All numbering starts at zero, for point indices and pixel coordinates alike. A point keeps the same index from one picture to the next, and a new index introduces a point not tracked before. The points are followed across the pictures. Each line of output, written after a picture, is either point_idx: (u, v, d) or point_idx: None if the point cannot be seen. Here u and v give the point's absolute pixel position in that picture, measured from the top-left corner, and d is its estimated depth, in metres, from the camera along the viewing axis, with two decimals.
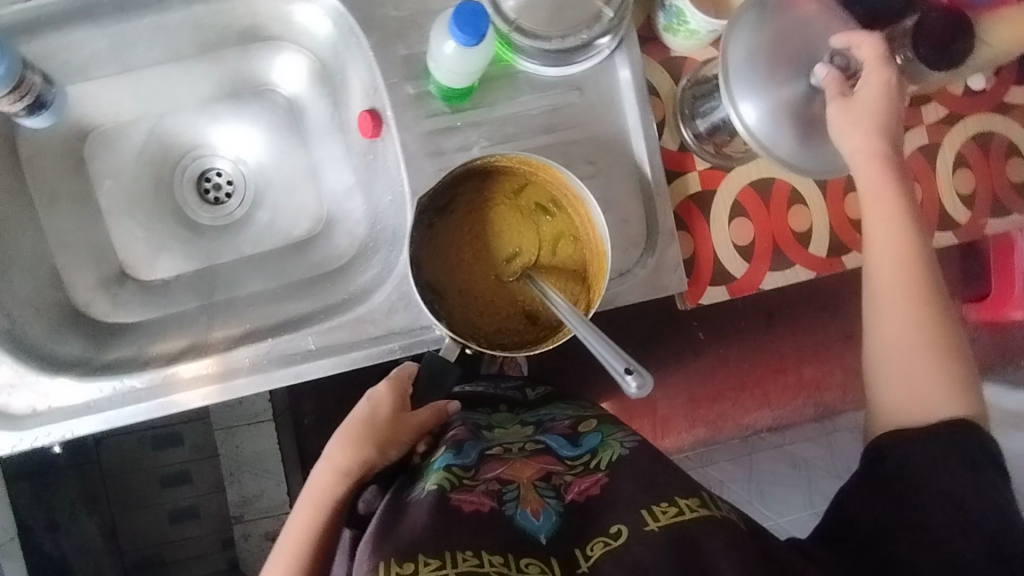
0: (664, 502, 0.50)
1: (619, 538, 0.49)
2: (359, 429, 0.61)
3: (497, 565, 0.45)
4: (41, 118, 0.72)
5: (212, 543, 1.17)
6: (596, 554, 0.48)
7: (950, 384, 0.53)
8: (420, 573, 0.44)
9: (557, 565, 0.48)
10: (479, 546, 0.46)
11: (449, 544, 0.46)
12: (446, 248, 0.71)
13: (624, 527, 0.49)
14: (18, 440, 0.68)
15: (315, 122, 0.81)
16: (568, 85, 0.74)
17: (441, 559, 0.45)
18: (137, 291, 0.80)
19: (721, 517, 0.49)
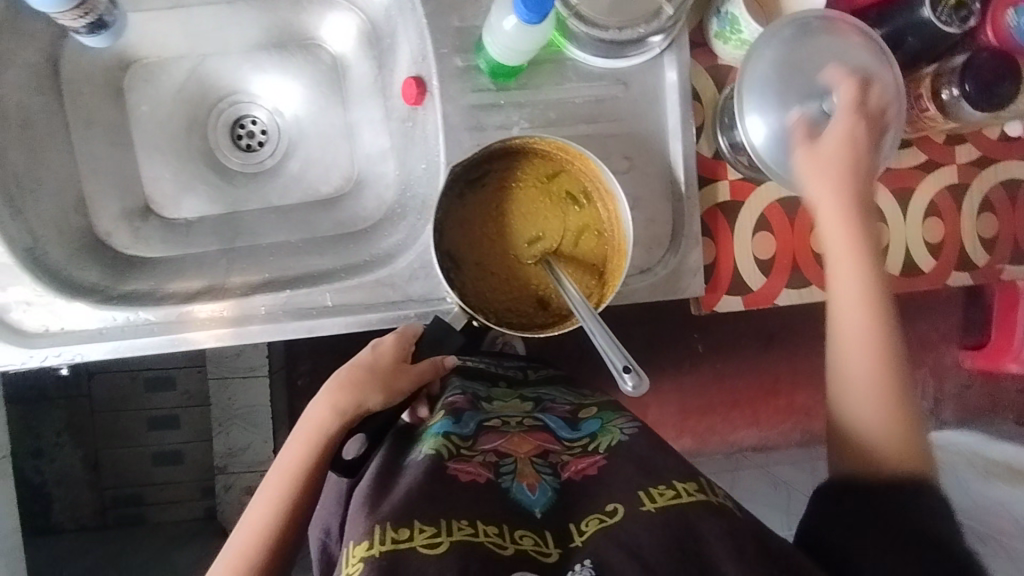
0: (662, 485, 0.50)
1: (614, 516, 0.49)
2: (358, 374, 0.60)
3: (492, 536, 0.46)
4: (101, 39, 0.71)
5: (192, 490, 1.20)
6: (589, 530, 0.49)
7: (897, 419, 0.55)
8: (416, 539, 0.45)
9: (551, 538, 0.48)
10: (474, 517, 0.47)
11: (445, 513, 0.47)
12: (468, 218, 0.69)
13: (620, 506, 0.49)
14: (27, 357, 0.67)
15: (357, 83, 0.81)
16: (614, 79, 0.74)
17: (437, 527, 0.46)
18: (159, 227, 0.80)
19: (717, 503, 0.49)
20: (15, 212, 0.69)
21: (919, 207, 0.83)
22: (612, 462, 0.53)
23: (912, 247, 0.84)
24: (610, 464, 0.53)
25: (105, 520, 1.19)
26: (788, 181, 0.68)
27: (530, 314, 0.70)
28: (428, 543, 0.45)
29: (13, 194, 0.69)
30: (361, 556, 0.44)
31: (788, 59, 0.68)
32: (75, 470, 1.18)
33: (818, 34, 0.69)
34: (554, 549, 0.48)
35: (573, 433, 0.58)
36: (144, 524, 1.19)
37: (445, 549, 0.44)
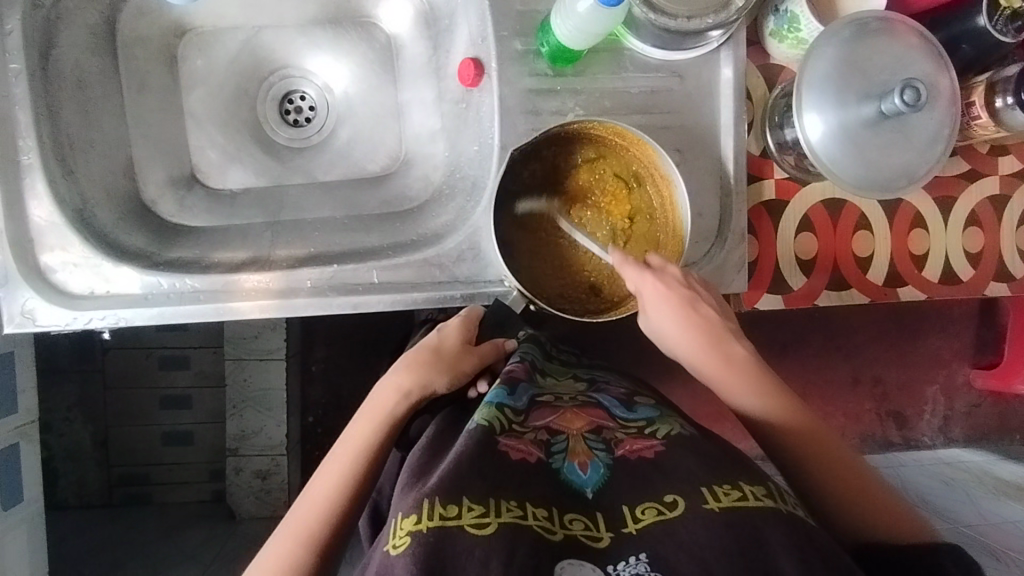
0: (727, 485, 0.48)
1: (673, 508, 0.47)
2: (424, 357, 0.61)
3: (541, 519, 0.46)
4: None
5: (202, 471, 1.19)
6: (645, 519, 0.47)
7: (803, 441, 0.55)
8: (465, 518, 0.44)
9: (602, 522, 0.48)
10: (523, 499, 0.47)
11: (493, 493, 0.46)
12: (525, 204, 0.71)
13: (681, 500, 0.47)
14: (72, 319, 0.66)
15: (409, 63, 0.82)
16: (670, 71, 0.74)
17: (485, 507, 0.45)
18: (204, 197, 0.80)
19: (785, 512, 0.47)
20: (66, 171, 0.68)
21: (960, 215, 0.84)
22: (670, 449, 0.53)
23: (951, 255, 0.84)
24: (667, 450, 0.53)
25: (113, 498, 1.17)
26: (845, 179, 0.69)
27: (583, 299, 0.70)
28: (476, 523, 0.44)
29: (65, 154, 0.69)
30: (408, 529, 0.43)
31: (849, 58, 0.68)
32: (87, 445, 1.17)
33: (876, 34, 0.69)
34: (605, 533, 0.47)
35: (627, 413, 0.60)
36: (153, 503, 1.18)
37: (493, 530, 0.43)
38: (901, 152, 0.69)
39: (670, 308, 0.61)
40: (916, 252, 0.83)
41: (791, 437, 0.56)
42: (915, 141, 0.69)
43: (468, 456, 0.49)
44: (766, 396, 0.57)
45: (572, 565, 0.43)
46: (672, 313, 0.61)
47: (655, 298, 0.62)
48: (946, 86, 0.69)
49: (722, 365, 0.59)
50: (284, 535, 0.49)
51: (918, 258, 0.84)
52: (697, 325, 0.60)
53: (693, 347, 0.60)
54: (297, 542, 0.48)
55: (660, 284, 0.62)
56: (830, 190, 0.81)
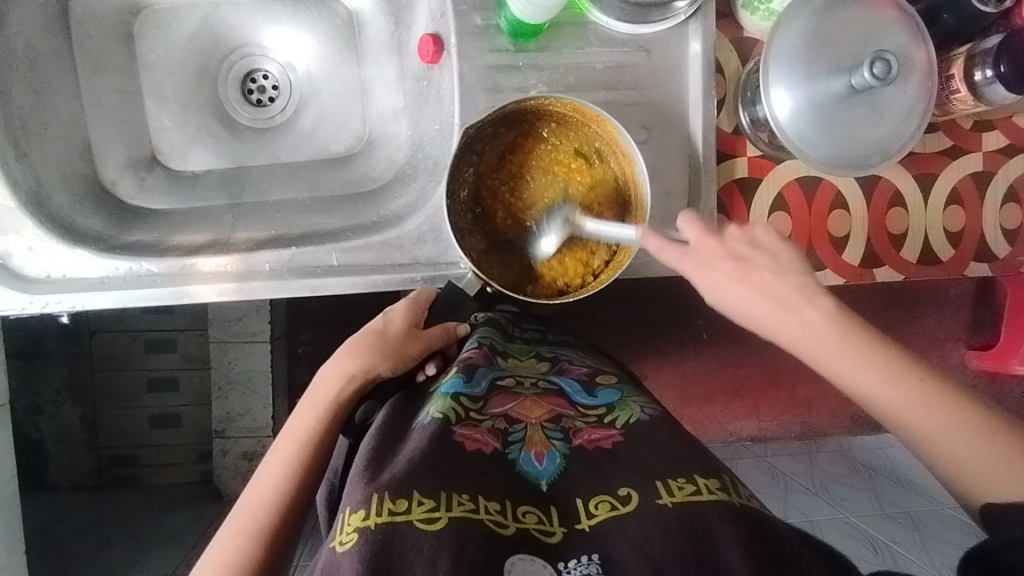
0: (681, 478, 0.47)
1: (627, 503, 0.45)
2: (367, 340, 0.60)
3: (493, 513, 0.43)
4: None
5: (188, 454, 1.20)
6: (598, 515, 0.45)
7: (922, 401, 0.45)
8: (414, 513, 0.41)
9: (555, 516, 0.45)
10: (476, 492, 0.44)
11: (445, 486, 0.44)
12: (481, 187, 0.70)
13: (634, 493, 0.46)
14: (28, 303, 0.66)
15: (373, 39, 0.79)
16: (636, 45, 0.72)
17: (436, 501, 0.42)
18: (165, 178, 0.79)
19: (739, 504, 0.46)
20: (19, 153, 0.67)
21: (941, 193, 0.82)
22: (627, 439, 0.51)
23: (930, 234, 0.82)
24: (625, 441, 0.51)
25: (100, 480, 1.18)
26: (814, 157, 0.66)
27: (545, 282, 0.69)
28: (425, 517, 0.41)
29: (17, 136, 0.68)
30: (355, 525, 0.41)
31: (819, 30, 0.66)
32: (71, 428, 1.18)
33: (848, 5, 0.67)
34: (558, 527, 0.44)
35: (588, 399, 0.57)
36: (139, 486, 1.19)
37: (443, 524, 0.41)
38: (873, 127, 0.66)
39: (732, 274, 0.49)
40: (894, 232, 0.81)
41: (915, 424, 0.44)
42: (888, 116, 0.67)
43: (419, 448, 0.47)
44: (870, 368, 0.46)
45: (523, 561, 0.40)
46: (736, 285, 0.49)
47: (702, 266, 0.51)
48: (922, 59, 0.67)
49: (827, 345, 0.46)
50: (232, 531, 0.47)
51: (895, 238, 0.81)
52: (761, 283, 0.49)
53: (772, 321, 0.48)
54: (245, 536, 0.46)
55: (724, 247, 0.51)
56: (803, 168, 0.78)
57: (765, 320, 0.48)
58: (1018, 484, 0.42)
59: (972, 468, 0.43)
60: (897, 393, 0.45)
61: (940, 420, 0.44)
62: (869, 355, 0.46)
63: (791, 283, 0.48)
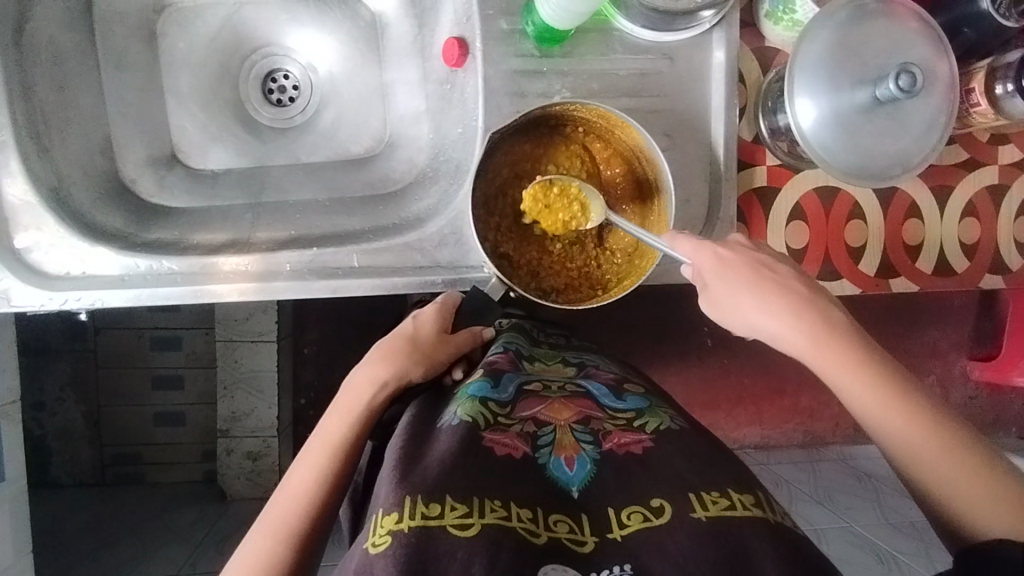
0: (716, 492, 0.45)
1: (659, 514, 0.44)
2: (400, 345, 0.60)
3: (525, 521, 0.42)
4: None
5: (193, 453, 1.19)
6: (631, 525, 0.44)
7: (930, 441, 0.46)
8: (447, 518, 0.41)
9: (587, 525, 0.44)
10: (508, 498, 0.43)
11: (477, 493, 0.43)
12: (505, 182, 0.69)
13: (667, 505, 0.44)
14: (47, 300, 0.65)
15: (395, 42, 0.80)
16: (660, 53, 0.72)
17: (469, 506, 0.42)
18: (185, 176, 0.79)
19: (774, 521, 0.44)
20: (40, 148, 0.67)
21: (957, 205, 0.82)
22: (659, 445, 0.50)
23: (946, 245, 0.82)
24: (656, 447, 0.50)
25: (105, 478, 1.18)
26: (837, 167, 0.67)
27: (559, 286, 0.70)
28: (459, 523, 0.41)
29: (40, 130, 0.67)
30: (388, 527, 0.41)
31: (844, 41, 0.66)
32: (77, 424, 1.17)
33: (873, 16, 0.67)
34: (590, 538, 0.44)
35: (616, 402, 0.56)
36: (145, 484, 1.18)
37: (476, 531, 0.40)
38: (896, 139, 0.67)
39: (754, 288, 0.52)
40: (910, 242, 0.82)
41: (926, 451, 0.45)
42: (912, 128, 0.67)
43: (449, 452, 0.46)
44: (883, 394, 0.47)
45: (557, 569, 0.40)
46: (759, 298, 0.52)
47: (720, 278, 0.54)
48: (945, 72, 0.67)
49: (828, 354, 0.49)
50: (262, 531, 0.47)
51: (912, 249, 0.82)
52: (791, 305, 0.51)
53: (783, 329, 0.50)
54: (276, 538, 0.46)
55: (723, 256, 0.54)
56: (821, 178, 0.79)
57: (776, 333, 0.51)
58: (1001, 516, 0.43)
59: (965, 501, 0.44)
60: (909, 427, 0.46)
61: (959, 461, 0.45)
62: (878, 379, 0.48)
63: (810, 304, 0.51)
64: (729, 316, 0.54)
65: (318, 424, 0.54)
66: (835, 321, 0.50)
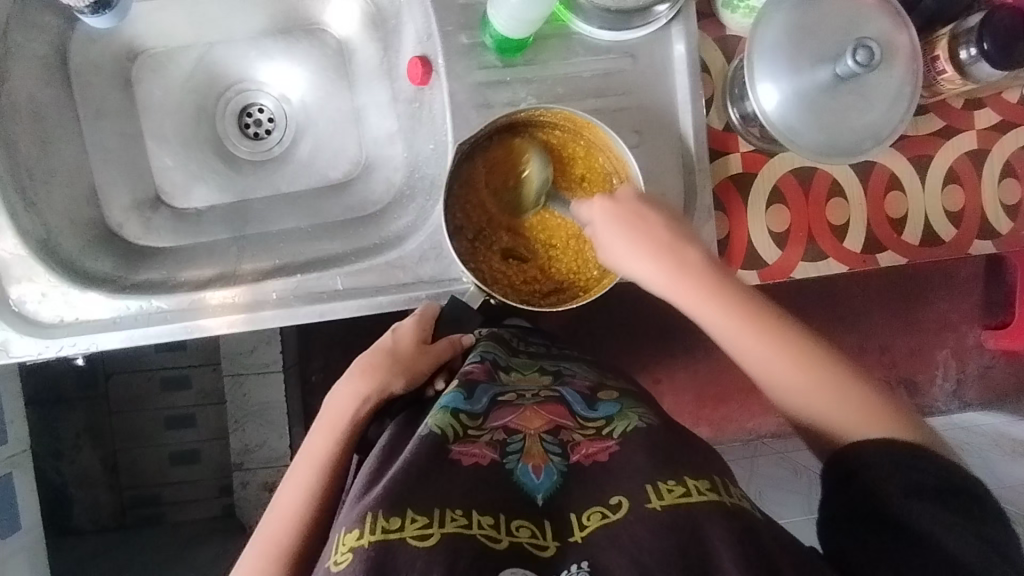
0: (672, 481, 0.46)
1: (617, 511, 0.45)
2: (379, 359, 0.61)
3: (486, 528, 0.43)
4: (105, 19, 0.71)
5: (210, 488, 1.20)
6: (590, 525, 0.45)
7: (801, 371, 0.55)
8: (407, 531, 0.41)
9: (550, 530, 0.45)
10: (470, 507, 0.44)
11: (438, 503, 0.43)
12: (485, 172, 0.69)
13: (625, 500, 0.46)
14: (44, 347, 0.67)
15: (364, 67, 0.82)
16: (621, 52, 0.73)
17: (429, 517, 0.42)
18: (170, 217, 0.81)
19: (731, 506, 0.45)
20: (27, 203, 0.69)
21: (937, 173, 0.82)
22: (624, 450, 0.50)
23: (930, 216, 0.82)
24: (622, 450, 0.50)
25: (125, 520, 1.19)
26: (805, 147, 0.67)
27: (527, 285, 0.71)
28: (419, 534, 0.41)
29: (25, 185, 0.69)
30: (350, 544, 0.41)
31: (801, 24, 0.67)
32: (93, 470, 1.18)
33: None
34: (552, 542, 0.44)
35: (588, 410, 0.56)
36: (163, 523, 1.19)
37: (435, 541, 0.41)
38: (862, 114, 0.67)
39: (628, 236, 0.59)
40: (893, 216, 0.81)
41: (795, 381, 0.55)
42: (878, 102, 0.67)
43: (421, 460, 0.46)
44: (756, 334, 0.56)
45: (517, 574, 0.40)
46: (630, 244, 0.59)
47: (608, 230, 0.60)
48: (905, 43, 0.67)
49: (692, 287, 0.57)
50: (254, 551, 0.48)
51: (896, 223, 0.81)
52: (664, 252, 0.58)
53: (662, 266, 0.58)
54: (268, 560, 0.47)
55: (609, 205, 0.60)
56: (797, 159, 0.79)
57: (649, 278, 0.58)
58: (870, 427, 0.52)
59: (831, 415, 0.54)
60: (773, 352, 0.55)
61: (805, 376, 0.55)
62: (751, 316, 0.56)
63: (671, 248, 0.58)
64: (617, 263, 0.60)
65: (303, 442, 0.55)
66: (709, 269, 0.58)
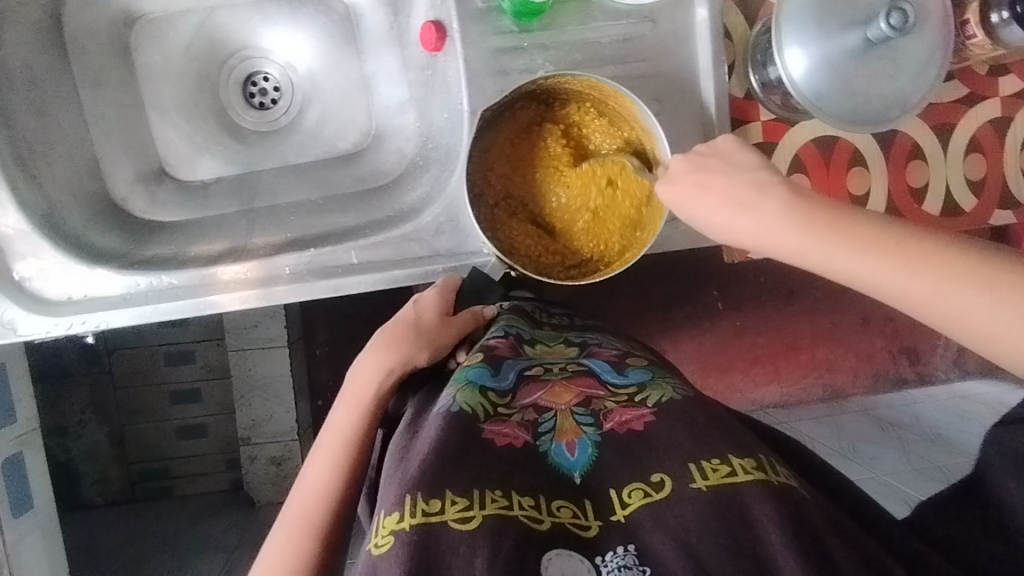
0: (716, 459, 0.45)
1: (659, 489, 0.44)
2: (401, 332, 0.59)
3: (528, 508, 0.42)
4: None
5: (218, 462, 1.20)
6: (632, 503, 0.44)
7: (969, 291, 0.40)
8: (448, 514, 0.40)
9: (591, 509, 0.44)
10: (508, 487, 0.43)
11: (476, 484, 0.43)
12: (507, 140, 0.68)
13: (667, 479, 0.44)
14: (52, 326, 0.65)
15: (372, 32, 0.79)
16: (642, 16, 0.71)
17: (469, 499, 0.41)
18: (175, 190, 0.79)
19: (777, 483, 0.44)
20: (29, 176, 0.67)
21: (960, 142, 0.80)
22: (661, 420, 0.49)
23: (952, 185, 0.80)
24: (659, 421, 0.49)
25: (135, 495, 1.19)
26: (832, 114, 0.65)
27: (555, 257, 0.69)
28: (460, 517, 0.40)
29: (25, 158, 0.67)
30: (391, 527, 0.40)
31: None
32: (101, 446, 1.18)
33: None
34: (594, 521, 0.43)
35: (619, 377, 0.55)
36: (173, 497, 1.19)
37: (477, 523, 0.40)
38: (891, 80, 0.65)
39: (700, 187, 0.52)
40: (915, 186, 0.80)
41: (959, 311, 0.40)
42: (909, 67, 0.65)
43: (452, 436, 0.46)
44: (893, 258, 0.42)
45: (561, 555, 0.40)
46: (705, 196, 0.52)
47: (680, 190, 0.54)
48: (937, 5, 0.65)
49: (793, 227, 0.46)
50: (284, 530, 0.47)
51: (917, 193, 0.80)
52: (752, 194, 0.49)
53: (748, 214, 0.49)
54: (301, 536, 0.46)
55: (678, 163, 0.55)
56: (817, 128, 0.77)
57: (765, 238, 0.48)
58: None
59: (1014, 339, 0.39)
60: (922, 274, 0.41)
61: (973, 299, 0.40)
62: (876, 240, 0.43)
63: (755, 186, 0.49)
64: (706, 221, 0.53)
65: (327, 417, 0.54)
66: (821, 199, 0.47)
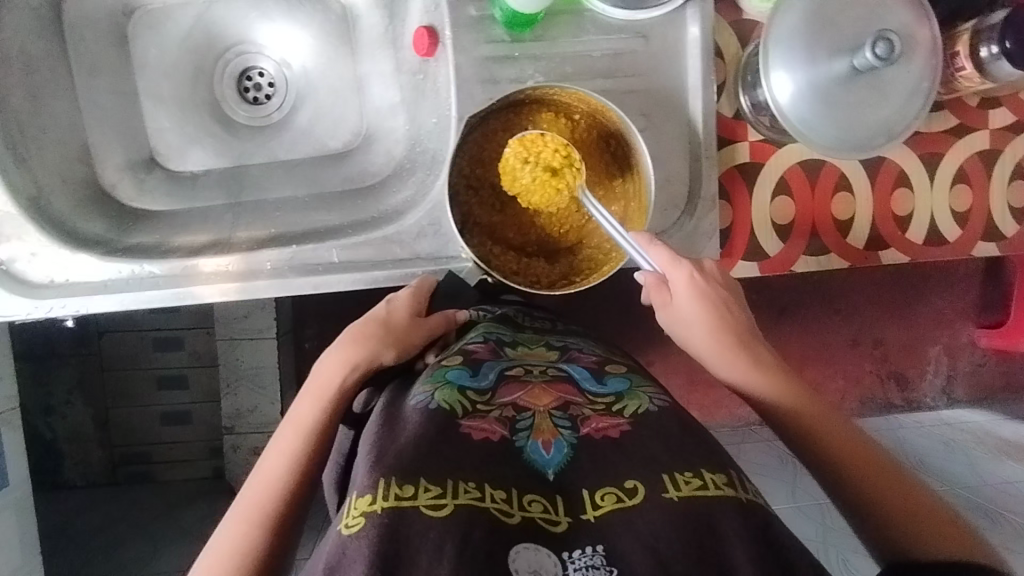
0: (689, 473, 0.45)
1: (632, 496, 0.44)
2: (371, 330, 0.60)
3: (499, 502, 0.42)
4: None
5: (200, 450, 1.20)
6: (604, 506, 0.44)
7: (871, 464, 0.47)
8: (421, 499, 0.41)
9: (562, 506, 0.44)
10: (482, 480, 0.43)
11: (451, 474, 0.43)
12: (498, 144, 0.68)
13: (641, 486, 0.44)
14: (33, 308, 0.66)
15: (368, 34, 0.79)
16: (634, 32, 0.71)
17: (442, 488, 0.42)
18: (165, 180, 0.79)
19: (745, 500, 0.44)
20: (17, 159, 0.67)
21: (946, 172, 0.80)
22: (636, 430, 0.49)
23: (936, 214, 0.81)
24: (634, 430, 0.49)
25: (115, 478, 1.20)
26: (816, 140, 0.66)
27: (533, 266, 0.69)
28: (432, 504, 0.41)
29: (15, 141, 0.68)
30: (362, 509, 0.41)
31: (821, 11, 0.65)
32: (84, 428, 1.18)
33: None
34: (563, 518, 0.44)
35: (597, 386, 0.56)
36: (152, 482, 1.20)
37: (449, 512, 0.41)
38: (876, 109, 0.65)
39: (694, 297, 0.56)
40: (900, 214, 0.80)
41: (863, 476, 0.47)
42: (894, 97, 0.65)
43: (423, 434, 0.46)
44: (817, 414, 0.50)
45: (528, 549, 0.40)
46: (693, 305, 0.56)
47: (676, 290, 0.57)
48: (926, 37, 0.66)
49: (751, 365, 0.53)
50: (235, 518, 0.46)
51: (903, 220, 0.80)
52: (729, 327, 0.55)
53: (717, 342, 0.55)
54: (252, 523, 0.46)
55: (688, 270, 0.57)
56: (804, 151, 0.77)
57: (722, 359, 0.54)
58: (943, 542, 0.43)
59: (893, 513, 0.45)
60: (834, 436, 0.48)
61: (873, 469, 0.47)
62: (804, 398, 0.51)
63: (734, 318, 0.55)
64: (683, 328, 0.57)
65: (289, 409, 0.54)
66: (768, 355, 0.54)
